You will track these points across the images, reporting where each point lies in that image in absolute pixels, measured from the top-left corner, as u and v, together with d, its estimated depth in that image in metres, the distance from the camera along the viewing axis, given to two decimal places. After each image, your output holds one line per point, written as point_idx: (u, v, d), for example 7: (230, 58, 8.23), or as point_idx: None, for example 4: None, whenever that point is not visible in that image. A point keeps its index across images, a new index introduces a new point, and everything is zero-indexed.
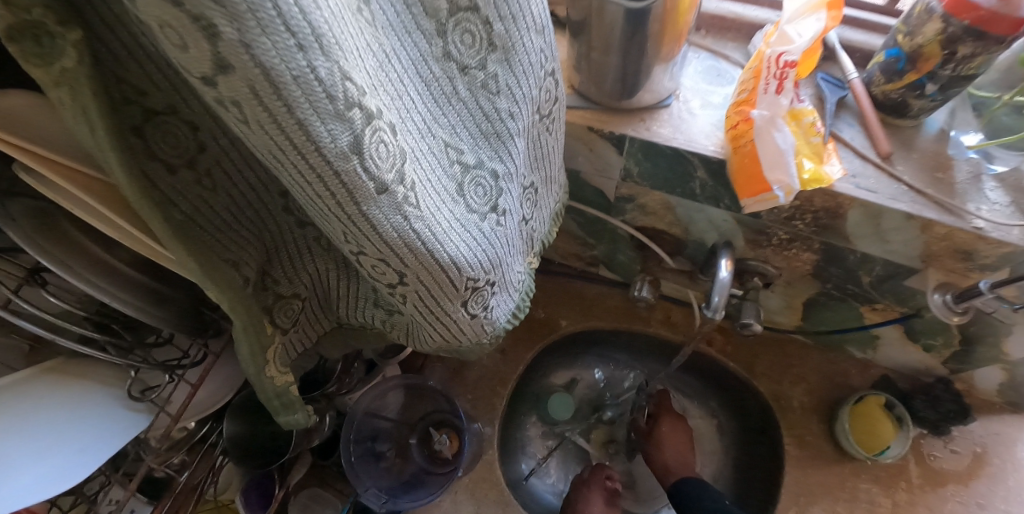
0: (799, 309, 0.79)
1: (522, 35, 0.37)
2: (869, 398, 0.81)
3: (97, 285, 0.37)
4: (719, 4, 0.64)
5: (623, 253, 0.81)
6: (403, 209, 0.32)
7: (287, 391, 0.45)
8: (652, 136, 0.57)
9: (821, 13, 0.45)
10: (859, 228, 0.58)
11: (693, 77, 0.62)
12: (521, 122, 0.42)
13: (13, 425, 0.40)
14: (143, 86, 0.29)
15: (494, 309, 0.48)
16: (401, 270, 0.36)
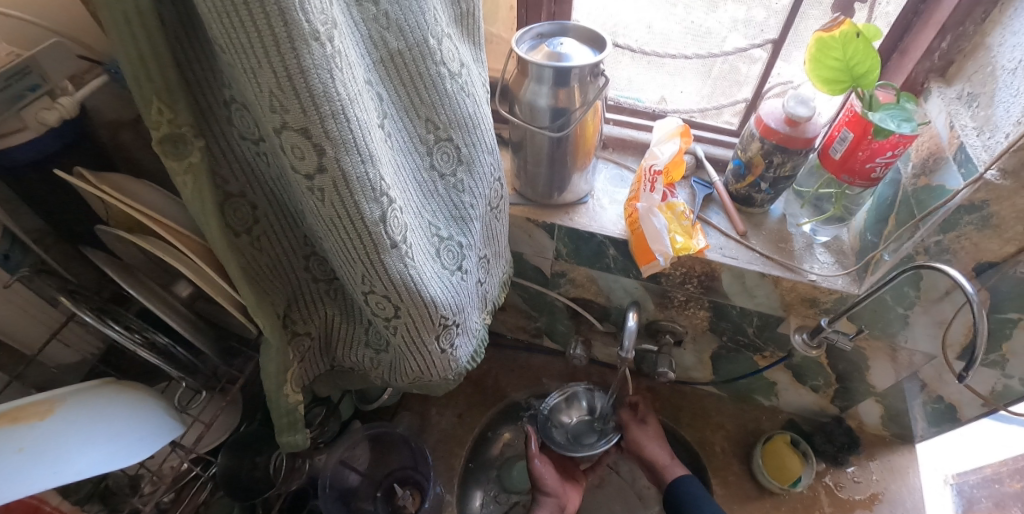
0: (708, 363, 0.97)
1: (481, 154, 0.57)
2: (776, 438, 0.96)
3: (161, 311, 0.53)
4: (619, 130, 0.88)
5: (561, 322, 0.98)
6: (404, 260, 0.49)
7: (295, 410, 0.58)
8: (574, 224, 0.77)
9: (676, 139, 0.70)
10: (732, 287, 0.79)
11: (603, 182, 0.84)
12: (480, 211, 0.61)
13: (88, 415, 0.47)
14: (228, 177, 0.48)
15: (458, 350, 0.63)
16: (397, 307, 0.52)
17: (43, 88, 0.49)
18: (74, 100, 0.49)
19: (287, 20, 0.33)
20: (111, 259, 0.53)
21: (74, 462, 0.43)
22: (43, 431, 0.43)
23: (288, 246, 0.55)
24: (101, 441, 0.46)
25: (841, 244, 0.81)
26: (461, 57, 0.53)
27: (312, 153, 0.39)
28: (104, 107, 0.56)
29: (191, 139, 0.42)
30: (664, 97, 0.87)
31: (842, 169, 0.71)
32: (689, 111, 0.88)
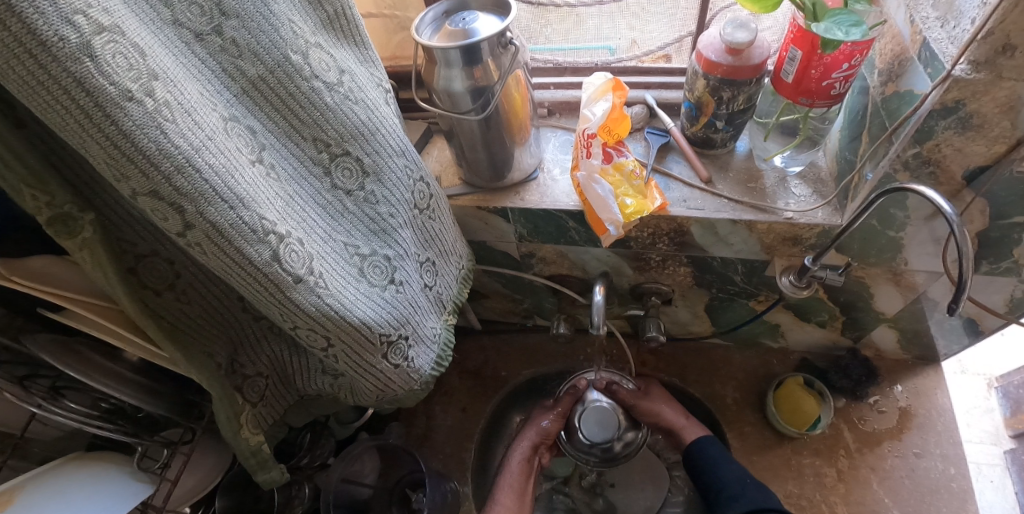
0: (705, 316, 0.92)
1: (388, 159, 0.54)
2: (788, 380, 0.93)
3: (110, 385, 0.53)
4: (562, 93, 0.81)
5: (547, 301, 0.92)
6: (318, 291, 0.47)
7: (261, 450, 0.58)
8: (526, 204, 0.72)
9: (607, 96, 0.65)
10: (705, 238, 0.74)
11: (552, 151, 0.78)
12: (404, 216, 0.58)
13: (50, 495, 0.51)
14: (134, 240, 0.46)
15: (418, 360, 0.61)
16: (328, 336, 0.51)
17: None
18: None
19: (88, 89, 0.31)
20: (52, 337, 0.53)
21: None
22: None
23: (218, 294, 0.54)
24: None
25: (817, 172, 0.75)
26: (340, 63, 0.49)
27: (173, 213, 0.38)
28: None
29: (80, 217, 0.41)
30: (634, 39, 0.82)
31: (798, 93, 0.64)
32: (654, 49, 0.81)
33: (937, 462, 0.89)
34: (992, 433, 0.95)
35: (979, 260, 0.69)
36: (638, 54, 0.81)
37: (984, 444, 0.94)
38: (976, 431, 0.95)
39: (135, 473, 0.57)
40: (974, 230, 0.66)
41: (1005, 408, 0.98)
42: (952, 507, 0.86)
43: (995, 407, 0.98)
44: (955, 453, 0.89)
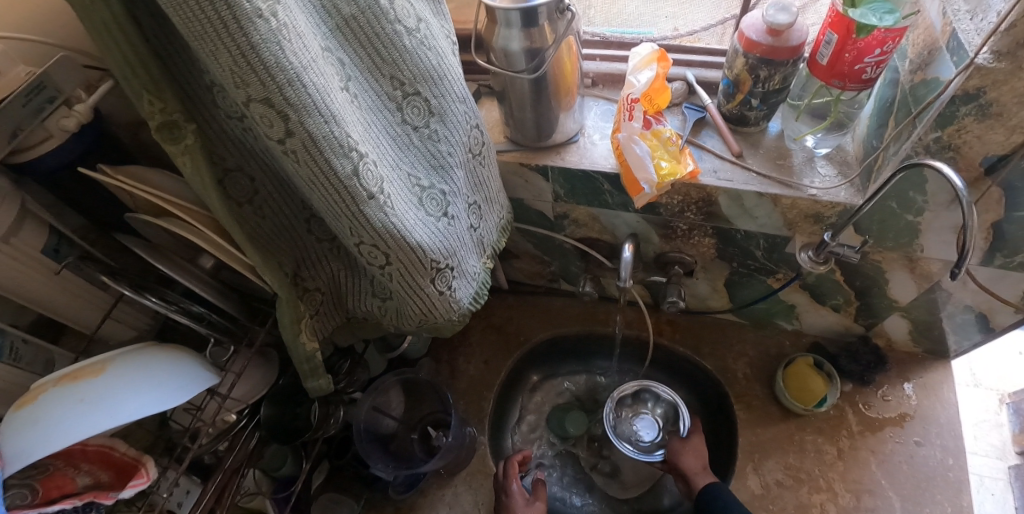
0: (724, 291, 0.96)
1: (452, 103, 0.60)
2: (798, 360, 0.97)
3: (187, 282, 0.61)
4: (608, 64, 0.84)
5: (574, 264, 0.96)
6: (385, 209, 0.53)
7: (313, 357, 0.64)
8: (566, 163, 0.78)
9: (652, 65, 0.70)
10: (732, 209, 0.78)
11: (593, 118, 0.83)
12: (460, 158, 0.63)
13: (134, 369, 0.57)
14: (225, 155, 0.53)
15: (459, 292, 0.67)
16: (387, 254, 0.57)
17: (57, 98, 0.62)
18: (87, 106, 0.62)
19: (230, 3, 0.37)
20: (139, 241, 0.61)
21: (112, 413, 0.53)
22: (97, 385, 0.54)
23: (287, 212, 0.60)
24: (144, 390, 0.56)
25: (844, 155, 0.79)
26: (418, 11, 0.55)
27: (278, 120, 0.44)
28: (115, 114, 0.71)
29: (184, 125, 0.47)
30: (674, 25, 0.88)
31: (831, 75, 0.69)
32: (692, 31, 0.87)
33: (937, 451, 0.93)
34: (997, 447, 1.05)
35: (994, 253, 0.73)
36: (678, 35, 0.87)
37: (988, 457, 1.04)
38: (983, 444, 1.06)
39: (204, 363, 0.64)
40: (989, 220, 0.69)
41: (1015, 423, 1.06)
42: (946, 495, 0.89)
43: (1005, 422, 1.07)
44: (956, 445, 0.93)
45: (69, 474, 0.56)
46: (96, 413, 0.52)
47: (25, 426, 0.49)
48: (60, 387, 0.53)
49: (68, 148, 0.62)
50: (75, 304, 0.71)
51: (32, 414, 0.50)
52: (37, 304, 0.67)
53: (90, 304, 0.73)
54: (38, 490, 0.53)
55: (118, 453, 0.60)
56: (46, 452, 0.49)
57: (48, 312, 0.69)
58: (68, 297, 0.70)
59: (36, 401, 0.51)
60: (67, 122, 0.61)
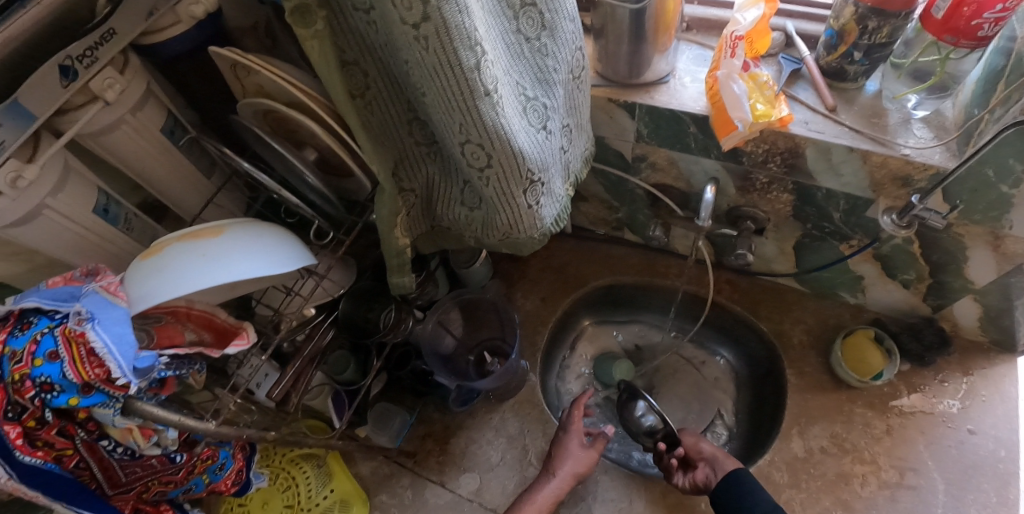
0: (791, 253, 0.96)
1: (562, 20, 0.62)
2: (858, 332, 0.96)
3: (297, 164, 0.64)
4: (704, 9, 0.84)
5: (641, 212, 0.98)
6: (496, 109, 0.55)
7: (403, 253, 0.67)
8: (655, 101, 0.78)
9: (758, 5, 0.69)
10: (817, 163, 0.77)
11: (685, 61, 0.82)
12: (562, 76, 0.65)
13: (248, 236, 0.59)
14: (346, 47, 0.54)
15: (544, 209, 0.69)
16: (489, 156, 0.59)
17: None
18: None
19: None
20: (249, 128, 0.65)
21: (227, 270, 0.56)
22: (215, 244, 0.57)
23: (392, 113, 0.62)
24: (255, 255, 0.58)
25: (943, 119, 0.76)
26: None
27: (418, 3, 0.46)
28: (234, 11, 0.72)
29: (315, 9, 0.47)
30: None
31: (943, 30, 0.67)
32: None
33: (990, 442, 0.91)
34: None
35: None
36: None
37: None
38: None
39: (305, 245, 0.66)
40: None
41: None
42: (993, 484, 0.88)
43: None
44: (1011, 438, 0.91)
45: (178, 329, 0.61)
46: (213, 268, 0.55)
47: (153, 271, 0.55)
48: (183, 242, 0.56)
49: (190, 34, 0.64)
50: (181, 188, 0.76)
51: (158, 263, 0.55)
52: (149, 181, 0.72)
53: (194, 189, 0.78)
54: (153, 337, 0.58)
55: (220, 320, 0.64)
56: (173, 296, 0.53)
57: (158, 193, 0.75)
58: (176, 179, 0.75)
59: (161, 252, 0.56)
60: (196, 9, 0.62)
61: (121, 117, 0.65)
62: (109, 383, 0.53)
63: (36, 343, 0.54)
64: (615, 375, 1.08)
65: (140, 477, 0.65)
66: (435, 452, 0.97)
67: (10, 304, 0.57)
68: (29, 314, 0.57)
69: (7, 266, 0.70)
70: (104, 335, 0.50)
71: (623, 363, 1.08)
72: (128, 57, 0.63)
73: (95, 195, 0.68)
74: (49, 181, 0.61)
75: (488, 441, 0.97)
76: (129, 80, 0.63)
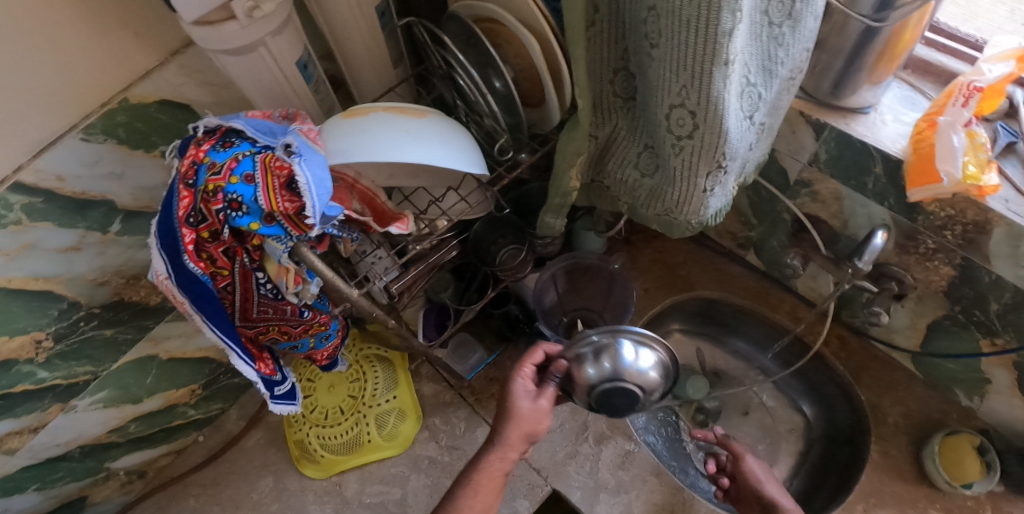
0: (921, 331, 0.92)
1: (807, 14, 0.60)
2: (963, 436, 0.90)
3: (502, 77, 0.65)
4: (928, 52, 0.79)
5: (776, 238, 0.96)
6: (724, 80, 0.54)
7: (567, 196, 0.68)
8: (850, 129, 0.74)
9: (1010, 61, 0.65)
10: (999, 246, 0.72)
11: (891, 99, 0.78)
12: (782, 71, 0.63)
13: (442, 129, 0.61)
14: None
15: (714, 198, 0.68)
16: (694, 125, 0.58)
17: None
18: None
19: None
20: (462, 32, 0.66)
21: (420, 152, 0.58)
22: (415, 125, 0.59)
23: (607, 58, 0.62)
24: (445, 147, 0.60)
25: None
26: None
27: None
28: None
29: None
30: None
31: None
32: None
33: None
34: None
35: None
36: None
37: None
38: None
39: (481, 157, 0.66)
40: None
41: None
42: None
43: None
44: None
45: (349, 195, 0.63)
46: (409, 146, 0.58)
47: (358, 131, 0.58)
48: (387, 114, 0.59)
49: None
50: (369, 72, 0.79)
51: (363, 124, 0.58)
52: (345, 55, 0.75)
53: (379, 76, 0.80)
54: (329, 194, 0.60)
55: (380, 202, 0.66)
56: (370, 159, 0.56)
57: (348, 70, 0.78)
58: (368, 62, 0.77)
59: (368, 117, 0.59)
60: None
61: None
62: (290, 221, 0.55)
63: (235, 162, 0.55)
64: None
65: (267, 319, 0.68)
66: (498, 398, 0.99)
67: (220, 120, 0.60)
68: (232, 134, 0.59)
69: (192, 88, 0.67)
70: (306, 172, 0.53)
71: (701, 380, 1.06)
72: None
73: (300, 50, 0.70)
74: (277, 20, 0.62)
75: (551, 404, 0.98)
76: None
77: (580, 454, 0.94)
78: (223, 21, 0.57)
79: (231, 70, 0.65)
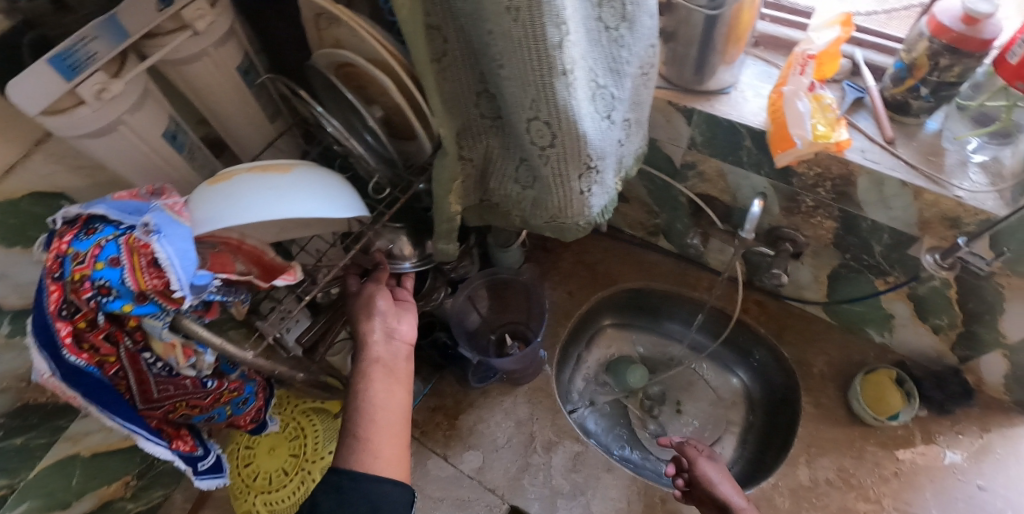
0: (825, 283, 0.97)
1: (641, 14, 0.63)
2: (881, 372, 0.96)
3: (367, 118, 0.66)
4: (775, 27, 0.85)
5: (681, 221, 1.01)
6: (568, 89, 0.57)
7: (452, 220, 0.69)
8: (715, 110, 0.79)
9: (835, 27, 0.70)
10: (867, 193, 0.77)
11: (749, 76, 0.83)
12: (632, 69, 0.67)
13: (313, 178, 0.61)
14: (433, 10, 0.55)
15: (594, 198, 0.71)
16: (553, 135, 0.60)
17: None
18: None
19: None
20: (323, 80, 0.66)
21: (290, 205, 0.58)
22: (281, 181, 0.59)
23: (465, 83, 0.63)
24: (317, 196, 0.60)
25: (1001, 167, 0.74)
26: None
27: None
28: None
29: None
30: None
31: (1017, 76, 0.66)
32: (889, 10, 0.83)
33: (999, 501, 0.88)
34: None
35: None
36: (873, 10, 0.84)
37: None
38: None
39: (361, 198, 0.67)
40: None
41: None
42: None
43: None
44: None
45: (231, 257, 0.62)
46: (277, 202, 0.57)
47: (222, 196, 0.57)
48: (252, 175, 0.59)
49: None
50: (246, 130, 0.78)
51: (227, 189, 0.58)
52: (216, 116, 0.74)
53: (258, 133, 0.79)
54: (207, 261, 0.59)
55: (269, 258, 0.66)
56: (239, 222, 0.55)
57: (224, 131, 0.77)
58: (242, 120, 0.76)
59: (231, 180, 0.58)
60: None
61: (205, 49, 0.65)
62: (164, 295, 0.53)
63: (99, 248, 0.53)
64: (634, 380, 1.08)
65: (171, 396, 0.66)
66: (443, 426, 0.99)
67: (78, 208, 0.56)
68: (95, 220, 0.56)
69: (62, 177, 0.65)
70: (168, 247, 0.52)
71: (640, 369, 1.09)
72: None
73: (165, 120, 0.67)
74: (132, 96, 0.60)
75: (497, 422, 0.98)
76: (218, 16, 0.64)
77: (533, 466, 0.94)
78: (74, 108, 0.53)
79: (95, 155, 0.62)
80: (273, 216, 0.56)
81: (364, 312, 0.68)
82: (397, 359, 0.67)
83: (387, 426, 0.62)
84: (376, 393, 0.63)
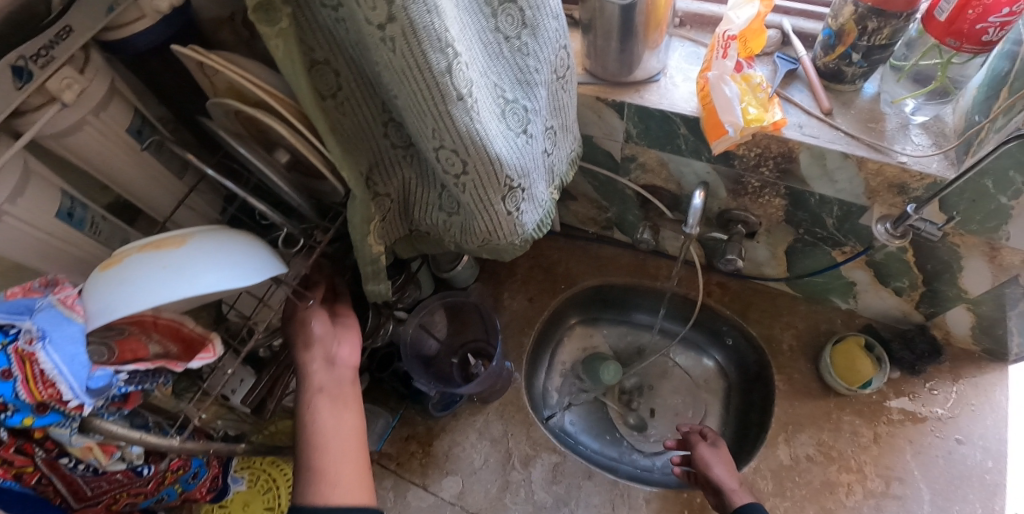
0: (783, 257, 0.95)
1: (545, 18, 0.59)
2: (849, 340, 0.94)
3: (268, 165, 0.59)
4: (698, 5, 0.82)
5: (632, 212, 0.98)
6: (471, 113, 0.52)
7: (377, 261, 0.66)
8: (644, 101, 0.75)
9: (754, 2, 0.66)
10: (810, 169, 0.74)
11: (677, 60, 0.79)
12: (544, 76, 0.62)
13: (214, 246, 0.56)
14: (313, 46, 0.49)
15: (525, 215, 0.67)
16: (465, 162, 0.56)
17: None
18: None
19: None
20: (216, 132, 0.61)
21: (192, 281, 0.52)
22: (178, 255, 0.54)
23: (366, 115, 0.58)
24: (222, 265, 0.55)
25: (943, 126, 0.72)
26: None
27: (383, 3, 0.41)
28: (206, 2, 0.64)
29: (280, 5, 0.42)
30: None
31: (947, 33, 0.62)
32: None
33: (978, 452, 0.88)
34: None
35: None
36: None
37: None
38: None
39: (274, 253, 0.62)
40: None
41: None
42: (979, 496, 0.85)
43: None
44: (1000, 449, 0.88)
45: (142, 340, 0.57)
46: (176, 279, 0.52)
47: (113, 283, 0.52)
48: (143, 254, 0.54)
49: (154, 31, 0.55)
50: (153, 190, 0.72)
51: (118, 273, 0.53)
52: (116, 183, 0.68)
53: (166, 190, 0.74)
54: (114, 350, 0.55)
55: (187, 330, 0.61)
56: (134, 309, 0.50)
57: (127, 195, 0.71)
58: (145, 181, 0.70)
59: (121, 263, 0.53)
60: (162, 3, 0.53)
61: (85, 117, 0.58)
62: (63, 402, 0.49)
63: None
64: (608, 378, 1.06)
65: (108, 490, 0.63)
66: (417, 455, 0.96)
67: None
68: None
69: None
70: (54, 354, 0.48)
71: (613, 365, 1.06)
72: (89, 53, 0.58)
73: (55, 199, 0.61)
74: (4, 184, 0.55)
75: (471, 443, 0.96)
76: (92, 77, 0.57)
77: (512, 484, 0.92)
78: None
79: None
80: (172, 297, 0.51)
81: (301, 341, 0.66)
82: (341, 385, 0.65)
83: (341, 448, 0.62)
84: (322, 422, 0.62)
